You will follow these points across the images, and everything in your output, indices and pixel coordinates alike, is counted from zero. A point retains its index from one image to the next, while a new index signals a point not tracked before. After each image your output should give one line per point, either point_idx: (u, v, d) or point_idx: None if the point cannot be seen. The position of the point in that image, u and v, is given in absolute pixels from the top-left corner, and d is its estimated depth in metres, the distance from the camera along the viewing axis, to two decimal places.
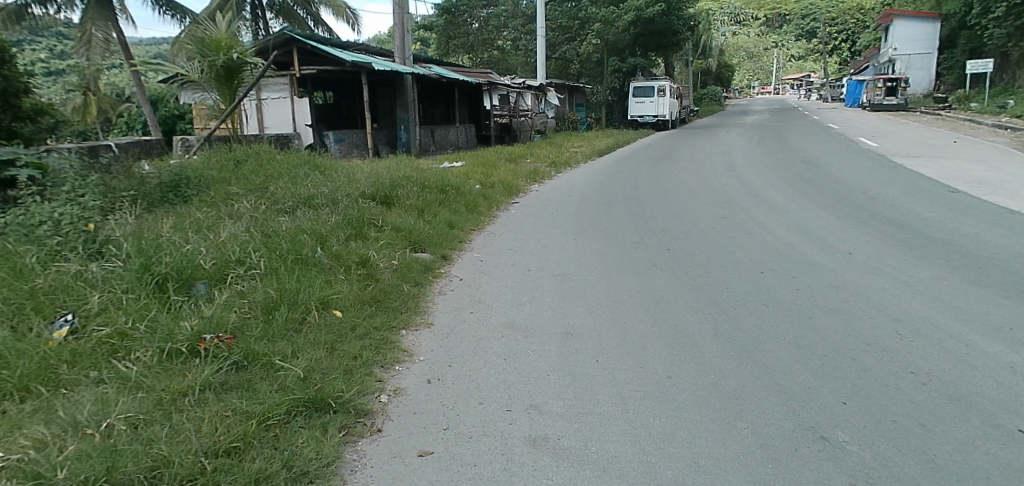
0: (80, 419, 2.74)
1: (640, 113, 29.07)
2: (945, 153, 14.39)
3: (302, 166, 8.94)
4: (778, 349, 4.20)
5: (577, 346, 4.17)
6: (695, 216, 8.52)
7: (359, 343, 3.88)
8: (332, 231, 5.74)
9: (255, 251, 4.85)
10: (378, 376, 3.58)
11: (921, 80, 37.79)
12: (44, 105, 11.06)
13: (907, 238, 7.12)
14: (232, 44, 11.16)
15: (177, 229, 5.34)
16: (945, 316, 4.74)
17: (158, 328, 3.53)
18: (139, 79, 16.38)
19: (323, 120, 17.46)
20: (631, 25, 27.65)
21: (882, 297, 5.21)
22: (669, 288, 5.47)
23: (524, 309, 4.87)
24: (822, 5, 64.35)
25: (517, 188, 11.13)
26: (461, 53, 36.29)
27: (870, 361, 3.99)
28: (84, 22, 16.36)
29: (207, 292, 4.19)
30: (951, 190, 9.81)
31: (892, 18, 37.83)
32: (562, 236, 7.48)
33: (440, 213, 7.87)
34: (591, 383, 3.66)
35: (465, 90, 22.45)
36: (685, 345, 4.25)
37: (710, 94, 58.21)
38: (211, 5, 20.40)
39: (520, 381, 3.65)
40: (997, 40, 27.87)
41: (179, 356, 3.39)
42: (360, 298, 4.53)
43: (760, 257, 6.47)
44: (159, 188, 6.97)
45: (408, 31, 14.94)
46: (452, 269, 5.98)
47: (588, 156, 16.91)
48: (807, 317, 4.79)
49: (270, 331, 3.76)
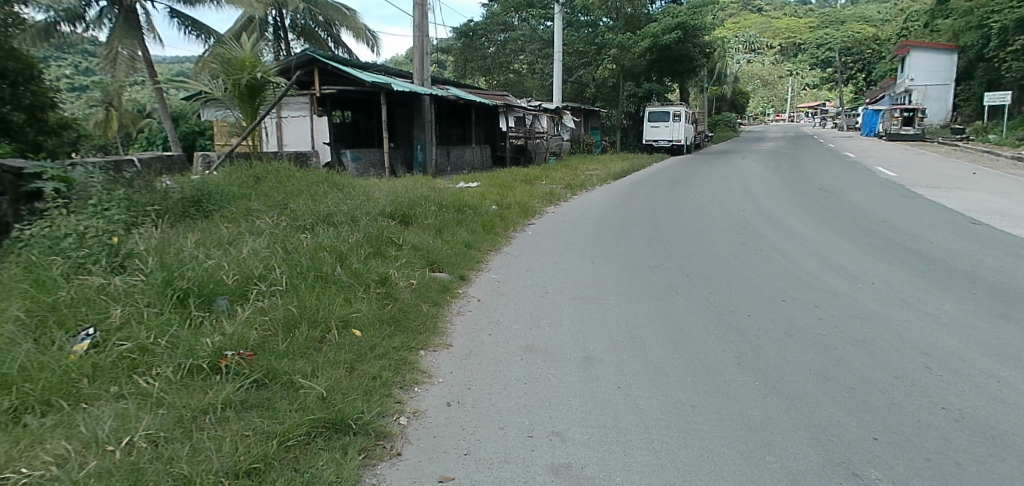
0: (101, 434, 2.72)
1: (654, 137, 29.21)
2: (963, 184, 14.29)
3: (320, 184, 9.00)
4: (805, 381, 4.15)
5: (599, 372, 4.11)
6: (714, 242, 8.47)
7: (378, 362, 3.79)
8: (352, 248, 5.70)
9: (277, 267, 4.79)
10: (397, 397, 3.48)
11: (938, 111, 37.77)
12: (68, 120, 11.33)
13: (932, 270, 6.99)
14: (256, 64, 11.38)
15: (199, 244, 5.31)
16: (975, 351, 4.67)
17: (179, 344, 3.47)
18: (162, 96, 16.57)
19: (341, 139, 17.64)
20: (647, 51, 27.93)
21: (909, 329, 5.14)
22: (689, 314, 5.42)
23: (543, 332, 4.82)
24: (839, 36, 64.91)
25: (534, 210, 11.16)
26: (477, 75, 36.93)
27: (899, 396, 3.94)
28: (110, 40, 16.59)
29: (228, 307, 4.12)
30: (973, 221, 9.72)
31: (908, 49, 37.74)
32: (579, 258, 7.47)
33: (457, 233, 7.85)
34: (614, 410, 3.59)
35: (482, 112, 22.67)
36: (709, 374, 4.18)
37: (724, 120, 58.70)
38: (236, 26, 20.87)
39: (541, 406, 3.59)
40: (1014, 73, 27.77)
41: (199, 373, 3.31)
42: (379, 317, 4.45)
43: (782, 286, 6.41)
44: (181, 203, 7.06)
45: (427, 53, 15.11)
46: (470, 289, 5.94)
47: (604, 179, 16.90)
48: (834, 349, 4.71)
49: (291, 348, 3.68)
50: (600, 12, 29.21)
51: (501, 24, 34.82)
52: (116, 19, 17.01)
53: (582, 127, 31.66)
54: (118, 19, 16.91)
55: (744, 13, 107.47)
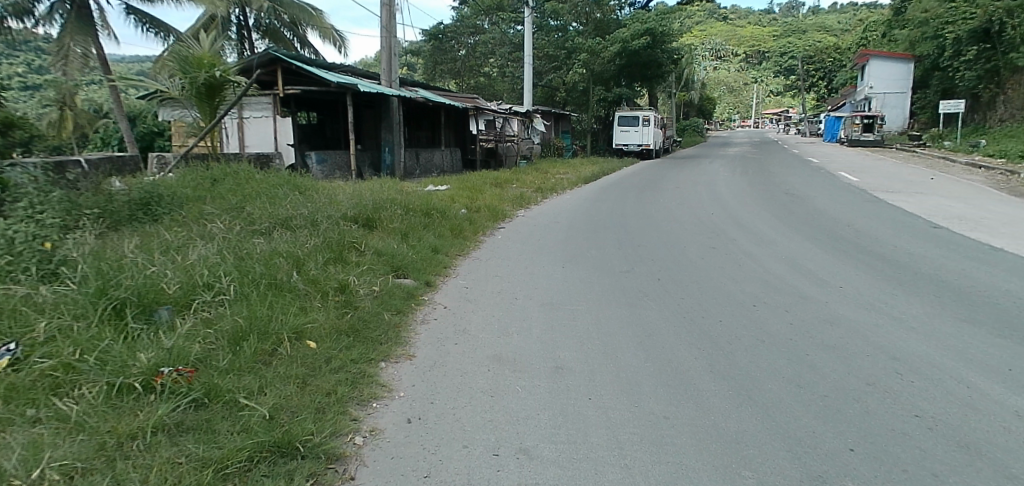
0: (9, 466, 2.42)
1: (624, 142, 29.30)
2: (923, 189, 14.57)
3: (282, 186, 8.65)
4: (779, 389, 4.03)
5: (569, 383, 3.93)
6: (684, 246, 8.40)
7: (333, 377, 3.53)
8: (310, 254, 5.43)
9: (226, 275, 4.49)
10: (354, 414, 3.24)
11: (895, 118, 38.93)
12: (12, 119, 10.76)
13: (897, 274, 7.01)
14: (215, 62, 10.98)
15: (143, 250, 4.97)
16: (945, 356, 4.62)
17: (110, 361, 3.16)
18: (117, 94, 15.83)
19: (305, 141, 17.23)
20: (616, 56, 28.03)
21: (878, 334, 5.08)
22: (661, 320, 5.28)
23: (511, 341, 4.62)
24: (802, 45, 66.47)
25: (504, 213, 10.94)
26: (447, 78, 36.62)
27: (874, 404, 3.85)
28: (62, 37, 15.88)
29: (170, 319, 3.81)
30: (934, 225, 9.85)
31: (868, 58, 38.74)
32: (549, 263, 7.30)
33: (424, 237, 7.60)
34: (584, 424, 3.41)
35: (451, 115, 22.43)
36: (682, 383, 4.03)
37: (692, 126, 59.37)
38: (197, 25, 20.25)
39: (507, 421, 3.38)
40: (968, 81, 28.66)
41: (130, 392, 3.01)
42: (337, 328, 4.18)
43: (753, 290, 6.34)
44: (128, 206, 6.68)
45: (395, 54, 14.81)
46: (435, 295, 5.71)
47: (574, 183, 16.78)
48: (806, 355, 4.62)
49: (237, 363, 3.40)
50: (570, 17, 29.34)
51: (471, 27, 34.63)
52: (69, 15, 16.31)
53: (553, 130, 31.61)
54: (71, 15, 16.22)
55: (710, 20, 109.07)
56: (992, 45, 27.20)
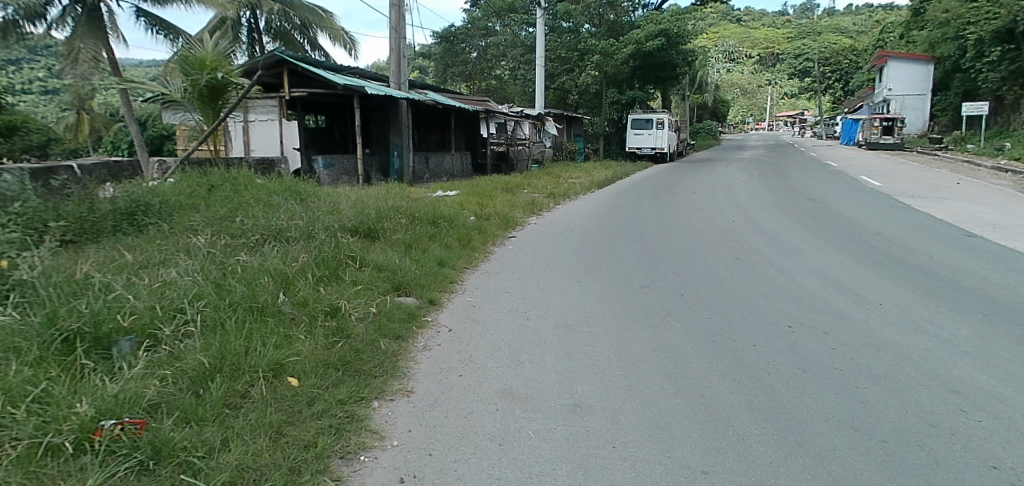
0: None
1: (637, 145, 28.72)
2: (950, 194, 13.90)
3: (282, 193, 8.22)
4: (830, 432, 3.49)
5: (588, 425, 3.42)
6: (706, 258, 7.85)
7: (314, 423, 3.05)
8: (300, 272, 4.95)
9: (200, 300, 4.03)
10: (333, 473, 2.74)
11: (916, 120, 37.73)
12: None
13: (940, 288, 6.41)
14: (219, 64, 10.56)
15: (112, 270, 4.52)
16: (1011, 387, 4.05)
17: (46, 410, 2.70)
18: (127, 98, 15.12)
19: (314, 144, 16.86)
20: (630, 58, 27.46)
21: (931, 361, 4.52)
22: (688, 345, 4.75)
23: (521, 371, 4.12)
24: (817, 47, 65.37)
25: (515, 221, 10.44)
26: (458, 81, 36.13)
27: (941, 451, 3.30)
28: (71, 39, 15.59)
29: (131, 352, 3.35)
30: (969, 233, 9.23)
31: (886, 60, 37.80)
32: (564, 277, 6.78)
33: (428, 248, 7.11)
34: (606, 482, 2.89)
35: (462, 118, 22.00)
36: (717, 425, 3.51)
37: (705, 130, 58.34)
38: (207, 27, 19.96)
39: (517, 479, 2.87)
40: (991, 83, 27.77)
41: (64, 452, 2.54)
42: (323, 360, 3.69)
43: (786, 308, 5.78)
44: (112, 217, 6.29)
45: (404, 56, 14.34)
46: (439, 316, 5.20)
47: (586, 188, 16.25)
48: (854, 388, 4.08)
49: (198, 411, 2.92)
50: (583, 18, 28.79)
51: (483, 30, 34.16)
52: (77, 18, 16.02)
53: (565, 134, 31.11)
54: (79, 18, 15.91)
55: (723, 22, 107.94)
56: (1016, 46, 26.36)
